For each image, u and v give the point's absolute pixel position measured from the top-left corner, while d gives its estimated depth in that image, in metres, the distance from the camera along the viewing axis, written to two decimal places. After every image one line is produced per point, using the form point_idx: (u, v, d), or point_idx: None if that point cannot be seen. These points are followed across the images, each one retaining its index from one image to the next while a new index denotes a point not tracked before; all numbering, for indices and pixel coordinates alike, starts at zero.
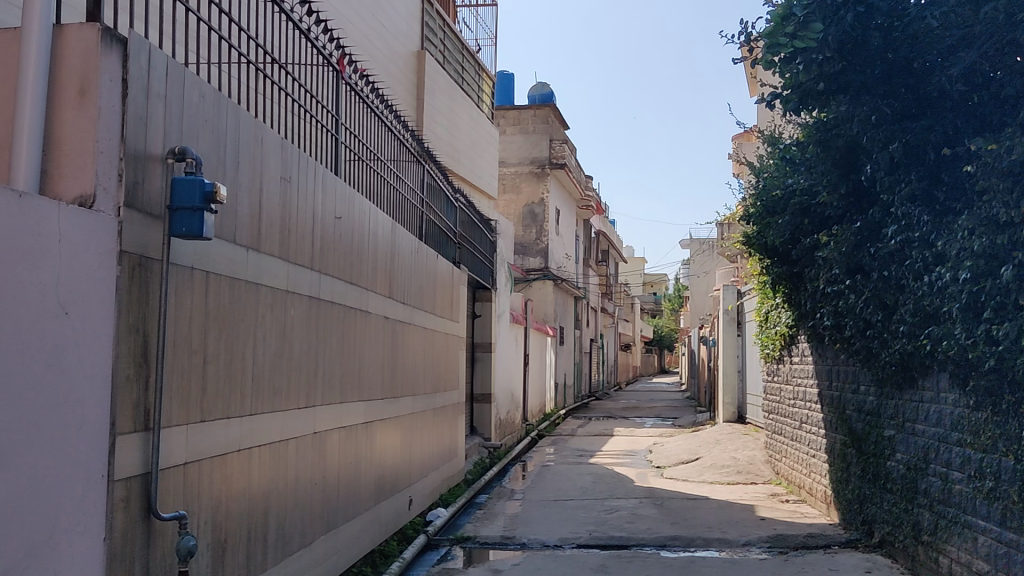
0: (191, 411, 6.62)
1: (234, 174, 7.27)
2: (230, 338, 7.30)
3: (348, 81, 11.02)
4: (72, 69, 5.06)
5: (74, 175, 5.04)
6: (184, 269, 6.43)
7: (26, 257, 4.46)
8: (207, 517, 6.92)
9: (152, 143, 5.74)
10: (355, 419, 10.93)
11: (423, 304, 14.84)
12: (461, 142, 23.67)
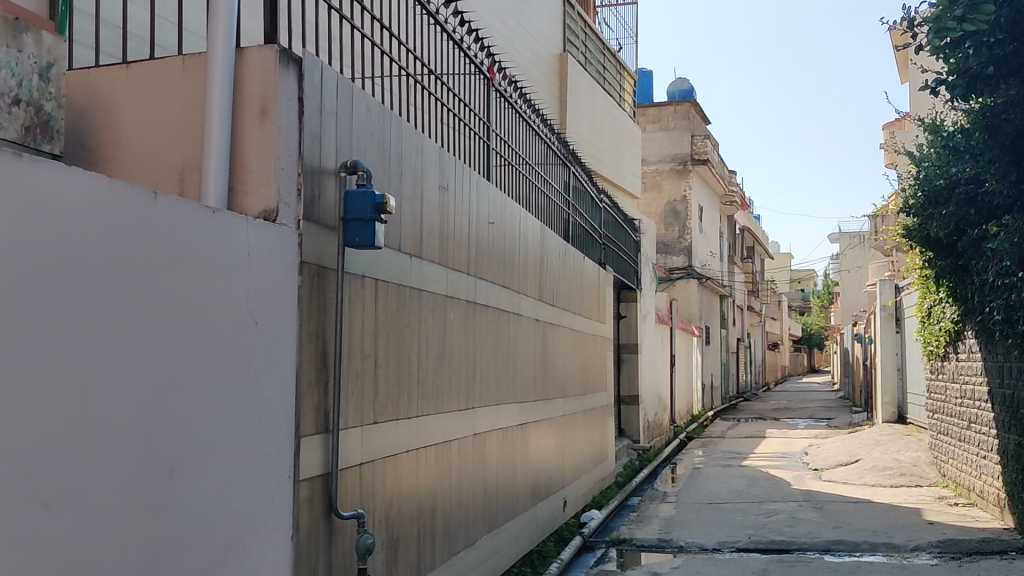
0: (365, 413, 6.89)
1: (398, 185, 7.51)
2: (398, 343, 7.55)
3: (498, 88, 11.20)
4: (254, 92, 5.33)
5: (257, 192, 5.30)
6: (357, 278, 6.69)
7: (223, 269, 4.69)
8: (381, 515, 7.18)
9: (326, 158, 5.99)
10: (512, 421, 11.11)
11: (572, 306, 14.94)
12: (604, 142, 23.68)
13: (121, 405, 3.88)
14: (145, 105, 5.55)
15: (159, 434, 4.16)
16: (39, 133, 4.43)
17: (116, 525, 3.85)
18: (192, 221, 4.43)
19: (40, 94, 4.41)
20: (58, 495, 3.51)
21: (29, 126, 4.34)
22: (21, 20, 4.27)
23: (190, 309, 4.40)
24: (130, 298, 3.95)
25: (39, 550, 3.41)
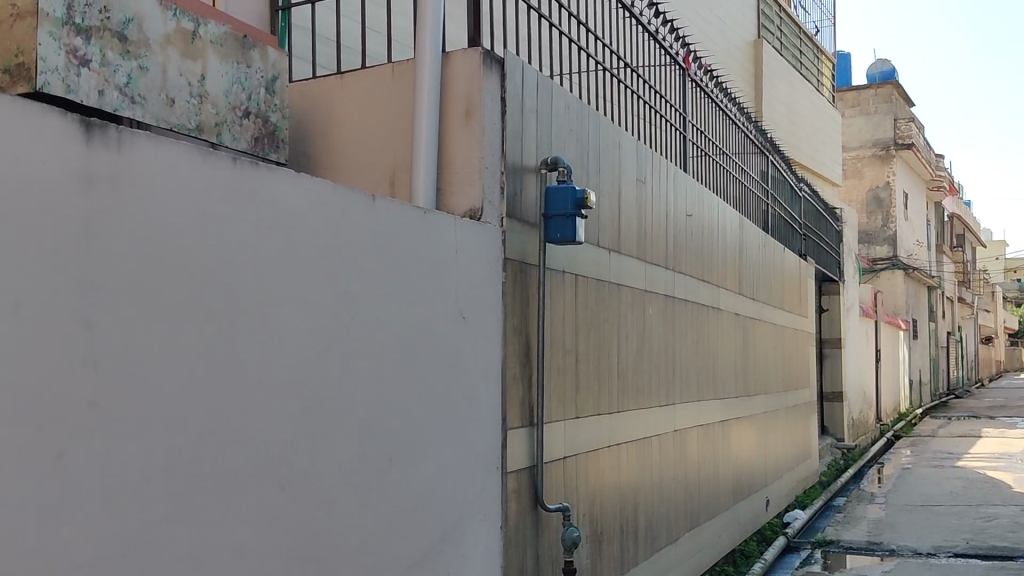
0: (568, 407, 6.96)
1: (596, 179, 7.53)
2: (598, 337, 7.57)
3: (694, 77, 11.01)
4: (459, 94, 5.46)
5: (463, 192, 5.44)
6: (558, 273, 6.76)
7: (432, 266, 4.81)
8: (585, 509, 7.23)
9: (528, 155, 6.05)
10: (712, 418, 10.94)
11: (772, 299, 14.54)
12: (801, 129, 22.86)
13: (346, 397, 4.01)
14: (358, 112, 5.82)
15: (379, 425, 4.28)
16: (266, 143, 4.72)
17: (344, 514, 3.97)
18: (405, 221, 4.56)
19: (266, 106, 4.69)
20: (295, 486, 3.63)
21: (258, 137, 4.63)
22: (249, 38, 4.56)
23: (404, 308, 4.52)
24: (352, 296, 4.06)
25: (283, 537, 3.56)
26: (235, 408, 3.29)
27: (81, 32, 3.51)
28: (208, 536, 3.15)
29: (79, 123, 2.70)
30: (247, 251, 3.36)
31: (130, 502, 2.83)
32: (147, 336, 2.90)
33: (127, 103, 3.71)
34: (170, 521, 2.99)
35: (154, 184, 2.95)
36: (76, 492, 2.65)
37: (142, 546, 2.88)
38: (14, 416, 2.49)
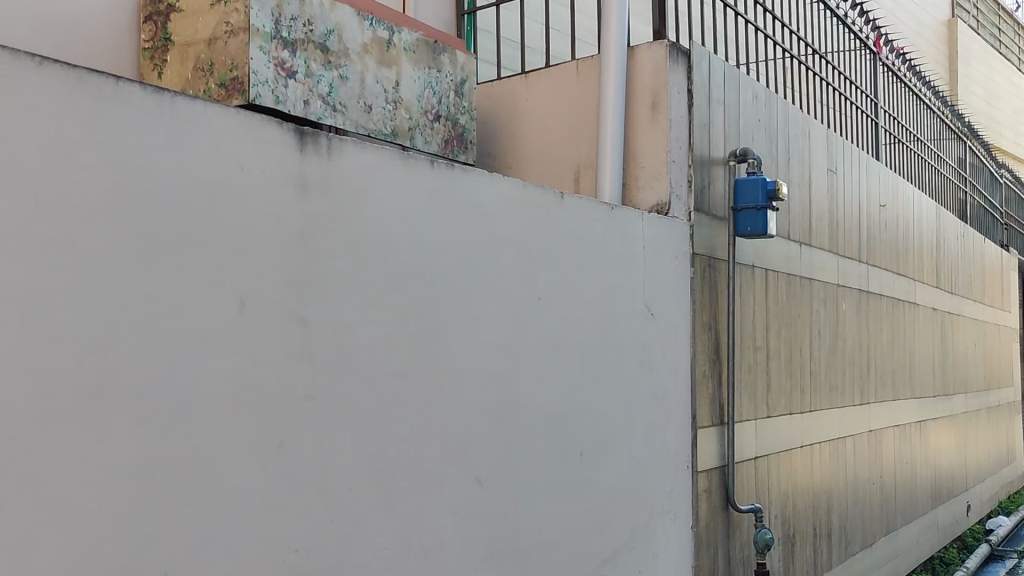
0: (759, 407, 6.79)
1: (786, 170, 7.31)
2: (790, 334, 7.35)
3: (887, 61, 10.55)
4: (645, 86, 4.92)
5: (652, 185, 4.87)
6: (747, 268, 6.61)
7: (654, 257, 4.58)
8: (777, 510, 7.03)
9: (716, 146, 5.48)
10: (909, 417, 10.44)
11: (972, 293, 13.75)
12: (1001, 112, 21.53)
13: (529, 388, 3.70)
14: (536, 105, 5.28)
15: (596, 427, 4.15)
16: (455, 145, 4.68)
17: (530, 507, 3.71)
18: (624, 215, 4.34)
19: (455, 108, 4.67)
20: (502, 491, 3.56)
21: (447, 140, 4.62)
22: (439, 43, 4.58)
23: (606, 301, 4.21)
24: (567, 291, 3.90)
25: (461, 533, 3.34)
26: (440, 409, 3.25)
27: (287, 45, 3.69)
28: (416, 538, 3.13)
29: (295, 132, 2.70)
30: (452, 251, 3.31)
31: (344, 505, 2.83)
32: (356, 337, 2.90)
33: (329, 112, 3.86)
34: (378, 520, 2.98)
35: (362, 189, 2.94)
36: (292, 495, 2.67)
37: (353, 546, 2.88)
38: (240, 421, 2.50)
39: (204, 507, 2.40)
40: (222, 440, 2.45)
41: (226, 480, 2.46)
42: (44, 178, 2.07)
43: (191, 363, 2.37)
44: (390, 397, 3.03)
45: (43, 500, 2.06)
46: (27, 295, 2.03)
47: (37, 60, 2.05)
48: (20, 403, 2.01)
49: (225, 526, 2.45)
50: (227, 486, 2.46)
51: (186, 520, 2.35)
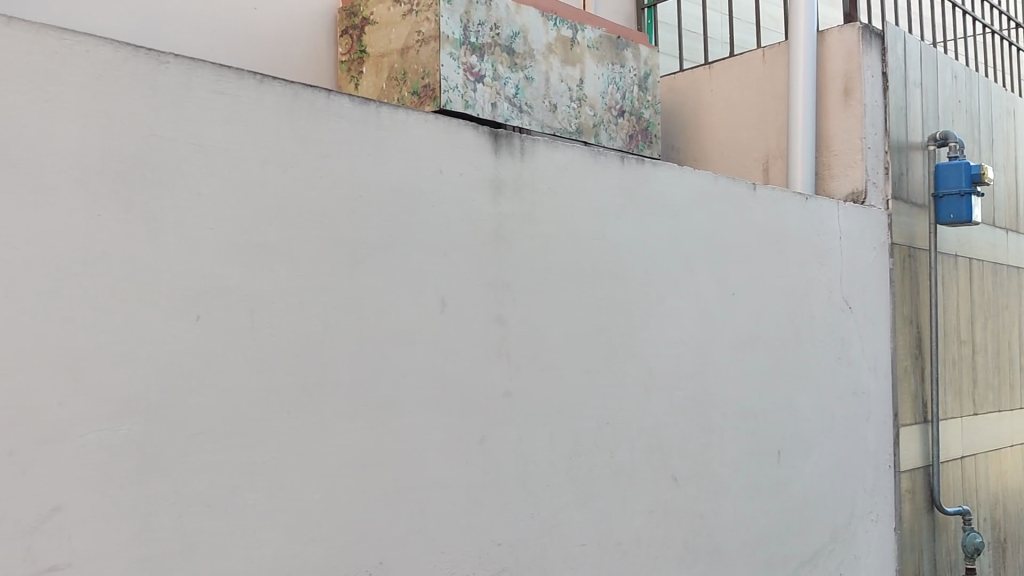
0: (964, 404, 6.41)
1: (990, 153, 6.87)
2: (997, 327, 6.90)
3: None
4: (838, 71, 4.71)
5: (845, 173, 4.69)
6: (949, 257, 6.25)
7: (851, 248, 4.34)
8: (986, 513, 6.61)
9: (914, 131, 5.19)
10: None
11: None
12: None
13: (730, 387, 3.49)
14: (719, 96, 5.15)
15: (804, 432, 3.92)
16: (639, 140, 4.56)
17: (733, 511, 3.46)
18: (822, 205, 4.13)
19: (639, 103, 4.56)
20: (706, 492, 3.34)
21: (632, 134, 4.50)
22: (623, 38, 4.50)
23: (803, 294, 3.97)
24: (763, 286, 3.71)
25: (668, 537, 3.15)
26: (651, 417, 3.10)
27: (475, 50, 3.76)
28: (632, 549, 3.00)
29: (490, 134, 2.64)
30: (652, 251, 3.15)
31: (557, 511, 2.75)
32: (563, 342, 2.80)
33: (516, 113, 3.89)
34: (593, 533, 2.86)
35: (560, 190, 2.84)
36: (507, 502, 2.60)
37: (570, 558, 2.78)
38: (452, 426, 2.47)
39: (420, 512, 2.38)
40: (436, 446, 2.43)
41: (441, 485, 2.43)
42: (263, 188, 2.11)
43: (403, 368, 2.37)
44: (600, 404, 2.91)
45: (274, 504, 2.08)
46: (254, 301, 2.07)
47: (256, 77, 2.11)
48: (250, 409, 2.05)
49: (442, 531, 2.43)
50: (443, 491, 2.44)
51: (404, 523, 2.34)
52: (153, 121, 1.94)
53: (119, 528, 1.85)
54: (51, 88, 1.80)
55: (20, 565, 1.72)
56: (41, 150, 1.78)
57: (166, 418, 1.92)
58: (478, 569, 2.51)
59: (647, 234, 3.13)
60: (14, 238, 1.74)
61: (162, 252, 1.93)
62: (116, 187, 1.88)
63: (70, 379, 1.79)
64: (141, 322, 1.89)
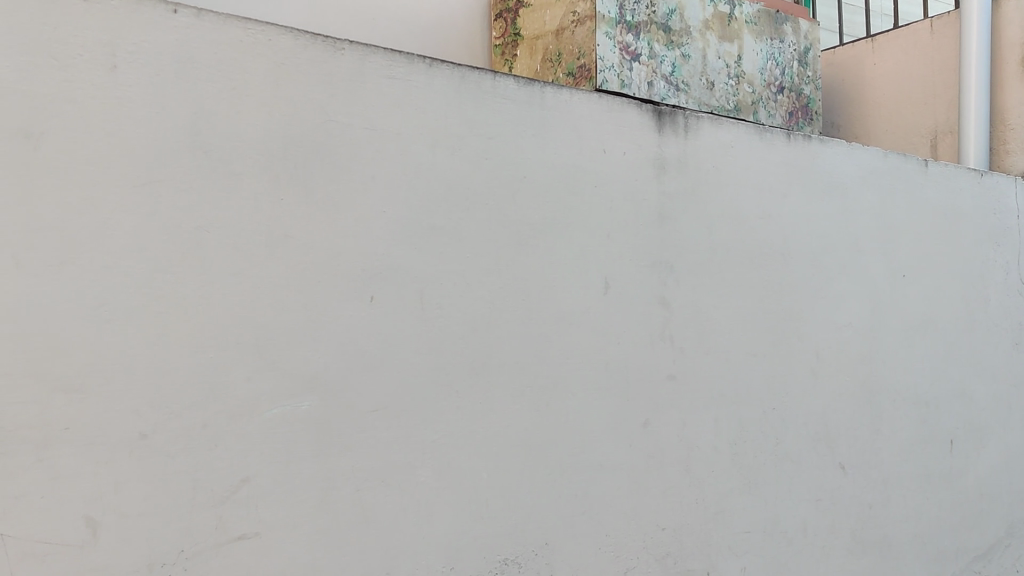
0: None
1: None
2: None
3: None
4: (1014, 40, 4.39)
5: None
6: None
7: None
8: None
9: None
10: None
11: None
12: None
13: (900, 373, 3.34)
14: (884, 70, 4.93)
15: (980, 421, 3.71)
16: (800, 117, 4.41)
17: (902, 502, 3.32)
18: (1000, 181, 3.89)
19: (799, 79, 4.41)
20: (874, 482, 3.21)
21: (792, 112, 4.36)
22: (782, 11, 4.35)
23: (980, 276, 3.76)
24: (934, 267, 3.53)
25: (834, 526, 3.04)
26: (818, 402, 3.00)
27: (631, 28, 3.69)
28: (798, 537, 2.92)
29: (653, 112, 2.59)
30: (819, 231, 3.04)
31: (721, 496, 2.70)
32: (728, 324, 2.74)
33: (672, 92, 3.82)
34: (756, 520, 2.79)
35: (725, 168, 2.77)
36: (672, 486, 2.57)
37: (735, 544, 2.73)
38: (618, 408, 2.45)
39: (584, 493, 2.37)
40: (602, 427, 2.41)
41: (607, 467, 2.42)
42: (432, 170, 2.14)
43: (569, 348, 2.36)
44: (765, 387, 2.84)
45: (444, 482, 2.11)
46: (424, 282, 2.11)
47: (425, 60, 2.13)
48: (421, 388, 2.09)
49: (607, 513, 2.41)
50: (608, 472, 2.42)
51: (570, 504, 2.34)
52: (329, 106, 1.99)
53: (301, 501, 1.91)
54: (237, 76, 1.87)
55: (214, 533, 1.80)
56: (230, 136, 1.85)
57: (343, 395, 1.97)
58: (642, 552, 2.49)
59: (814, 213, 3.02)
60: (207, 222, 1.81)
61: (338, 233, 1.98)
62: (297, 171, 1.94)
63: (256, 356, 1.86)
64: (320, 303, 1.95)
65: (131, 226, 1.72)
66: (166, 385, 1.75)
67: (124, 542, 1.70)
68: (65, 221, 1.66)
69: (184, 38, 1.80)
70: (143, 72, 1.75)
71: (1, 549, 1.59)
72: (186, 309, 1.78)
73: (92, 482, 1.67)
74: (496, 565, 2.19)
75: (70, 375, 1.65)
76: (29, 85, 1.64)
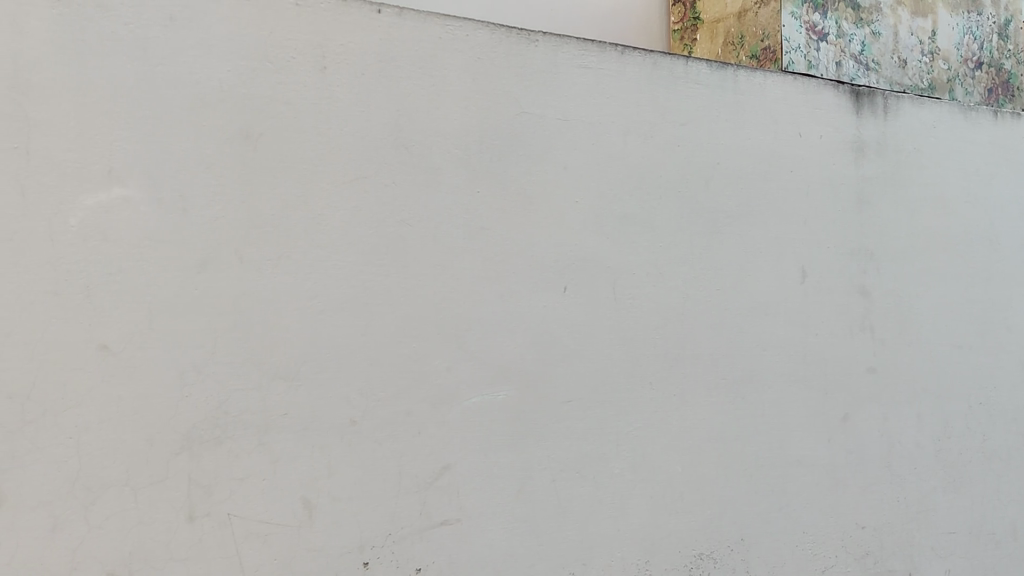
0: None
1: None
2: None
3: None
4: None
5: None
6: None
7: None
8: None
9: None
10: None
11: None
12: None
13: None
14: None
15: None
16: (1000, 93, 4.13)
17: None
18: None
19: (999, 53, 4.13)
20: None
21: (992, 88, 4.09)
22: None
23: None
24: None
25: None
26: None
27: (818, 7, 3.53)
28: (1008, 541, 2.75)
29: (850, 93, 2.48)
30: None
31: (924, 495, 2.57)
32: (931, 314, 2.60)
33: (861, 71, 3.64)
34: (962, 520, 2.65)
35: (927, 150, 2.63)
36: (872, 483, 2.47)
37: (939, 546, 2.60)
38: (815, 401, 2.37)
39: (781, 489, 2.31)
40: (798, 421, 2.34)
41: (803, 462, 2.35)
42: (625, 158, 2.11)
43: (765, 340, 2.29)
44: (971, 380, 2.68)
45: (639, 474, 2.10)
46: (617, 272, 2.09)
47: (618, 49, 2.11)
48: (615, 379, 2.08)
49: (804, 510, 2.34)
50: (804, 468, 2.35)
51: (766, 500, 2.29)
52: (524, 98, 2.00)
53: (501, 489, 1.93)
54: (436, 73, 1.90)
55: (418, 519, 1.85)
56: (430, 132, 1.89)
57: (539, 386, 1.99)
58: (840, 550, 2.40)
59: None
60: (410, 216, 1.86)
61: (534, 225, 1.99)
62: (494, 164, 1.96)
63: (457, 347, 1.90)
64: (515, 293, 1.97)
65: (339, 221, 1.79)
66: (373, 375, 1.81)
67: (336, 525, 1.77)
68: (280, 217, 1.73)
69: (388, 37, 1.85)
70: (351, 72, 1.81)
71: (229, 529, 1.68)
72: (389, 301, 1.83)
73: (307, 466, 1.75)
74: (691, 560, 2.16)
75: (286, 364, 1.73)
76: (248, 88, 1.72)
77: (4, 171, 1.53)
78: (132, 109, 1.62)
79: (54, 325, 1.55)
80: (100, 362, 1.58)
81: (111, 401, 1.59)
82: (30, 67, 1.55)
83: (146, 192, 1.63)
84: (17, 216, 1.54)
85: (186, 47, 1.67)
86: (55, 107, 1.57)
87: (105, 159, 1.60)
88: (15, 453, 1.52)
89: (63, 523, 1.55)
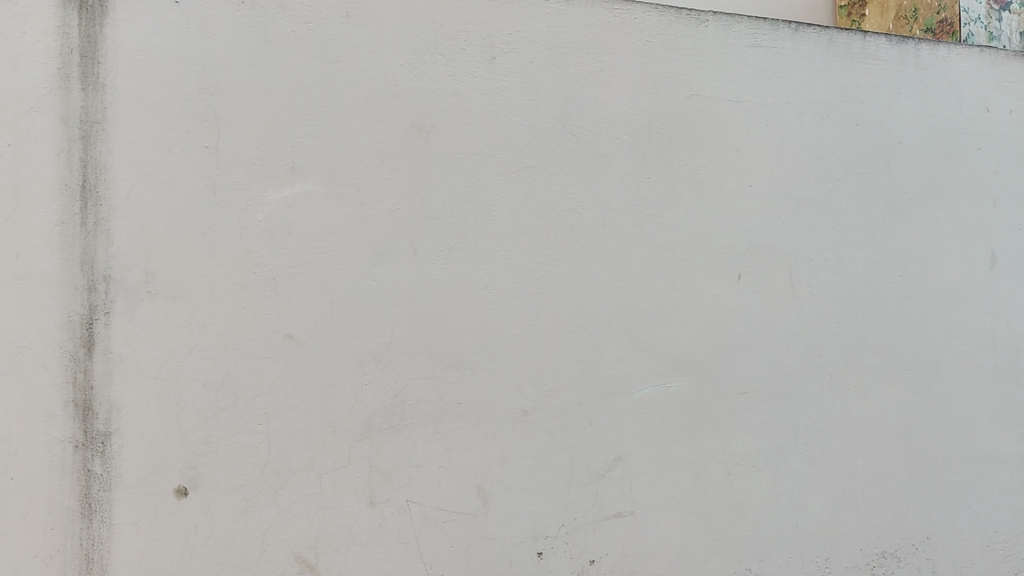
0: None
1: None
2: None
3: None
4: None
5: None
6: None
7: None
8: None
9: None
10: None
11: None
12: None
13: None
14: None
15: None
16: None
17: None
18: None
19: None
20: None
21: None
22: None
23: None
24: None
25: None
26: None
27: None
28: None
29: None
30: None
31: None
32: None
33: None
34: None
35: None
36: None
37: None
38: (1009, 393, 2.22)
39: (971, 486, 2.17)
40: (990, 414, 2.19)
41: (995, 459, 2.20)
42: (800, 140, 2.03)
43: (951, 329, 2.16)
44: None
45: (818, 468, 2.03)
46: (792, 258, 2.02)
47: (790, 26, 2.04)
48: (791, 370, 2.01)
49: (998, 509, 2.19)
50: (997, 465, 2.20)
51: (953, 497, 2.15)
52: (694, 81, 1.95)
53: (675, 482, 1.90)
54: (605, 58, 1.87)
55: (591, 510, 1.83)
56: (598, 118, 1.87)
57: (712, 376, 1.94)
58: None
59: None
60: (578, 204, 1.84)
61: (705, 211, 1.94)
62: (664, 149, 1.92)
63: (628, 337, 1.87)
64: (686, 282, 1.92)
65: (509, 211, 1.79)
66: (545, 364, 1.81)
67: (511, 514, 1.78)
68: (452, 208, 1.75)
69: (555, 24, 1.83)
70: (520, 61, 1.81)
71: (408, 516, 1.71)
72: (559, 291, 1.82)
73: (481, 455, 1.76)
74: (874, 558, 2.07)
75: (460, 354, 1.75)
76: (420, 81, 1.74)
77: (196, 169, 1.61)
78: (311, 106, 1.67)
79: (244, 315, 1.62)
80: (286, 352, 1.64)
81: (296, 389, 1.65)
82: (219, 70, 1.63)
83: (326, 187, 1.67)
84: (209, 214, 1.61)
85: (361, 43, 1.70)
86: (242, 106, 1.63)
87: (288, 155, 1.65)
88: (210, 438, 1.60)
89: (253, 506, 1.62)
